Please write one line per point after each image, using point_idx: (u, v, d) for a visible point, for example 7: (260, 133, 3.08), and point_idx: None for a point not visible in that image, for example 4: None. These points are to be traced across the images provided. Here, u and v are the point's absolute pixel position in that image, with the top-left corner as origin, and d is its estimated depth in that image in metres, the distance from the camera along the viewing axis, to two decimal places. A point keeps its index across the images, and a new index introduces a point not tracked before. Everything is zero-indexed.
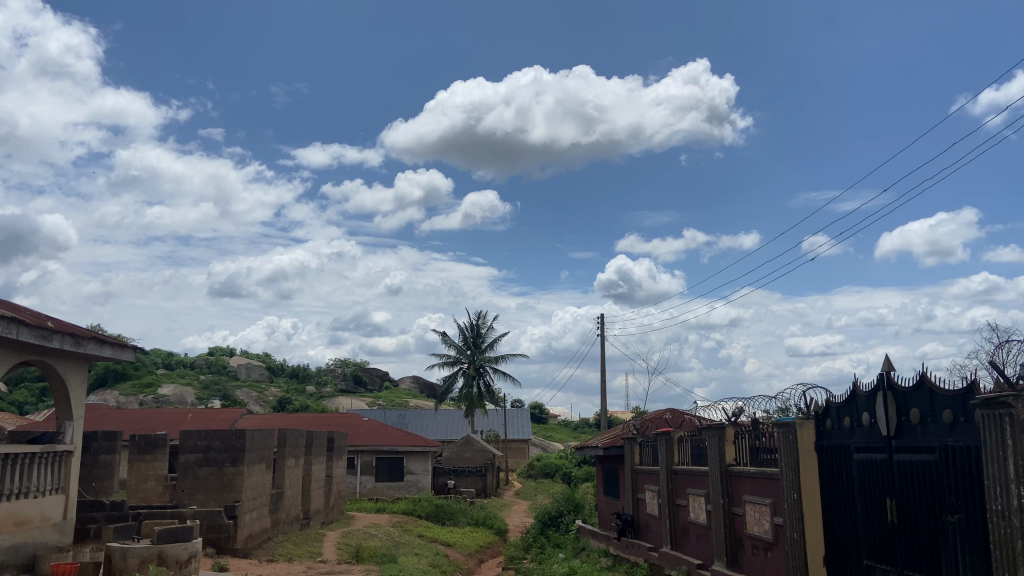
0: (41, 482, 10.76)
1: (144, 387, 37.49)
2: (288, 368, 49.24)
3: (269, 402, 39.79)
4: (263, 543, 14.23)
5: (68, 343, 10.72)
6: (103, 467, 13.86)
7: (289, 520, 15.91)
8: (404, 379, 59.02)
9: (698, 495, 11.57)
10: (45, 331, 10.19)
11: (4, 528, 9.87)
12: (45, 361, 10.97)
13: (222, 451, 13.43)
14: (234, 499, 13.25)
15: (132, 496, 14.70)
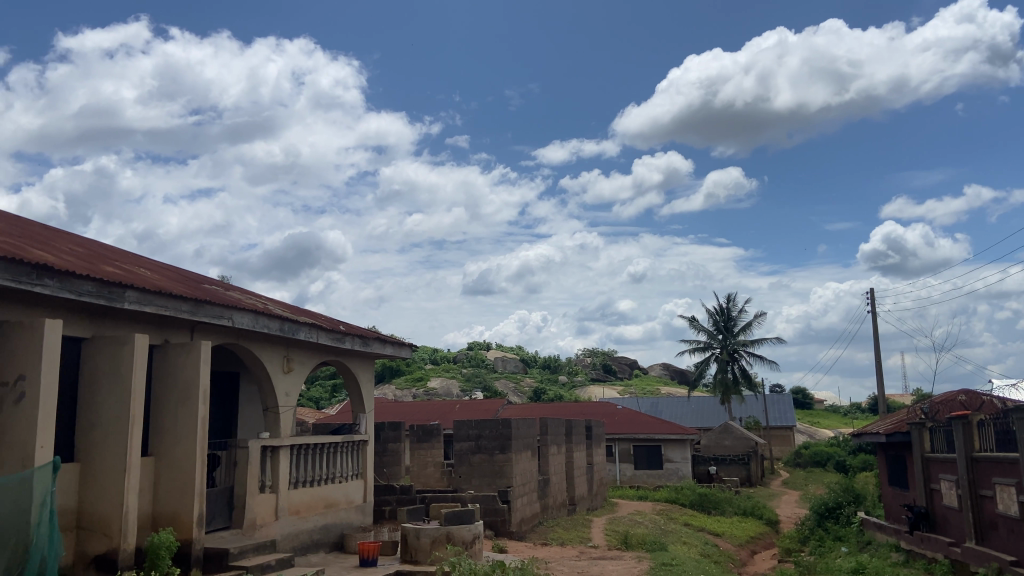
0: (343, 468, 12.11)
1: (416, 380, 41.01)
2: (542, 358, 51.07)
3: (527, 393, 41.55)
4: (535, 527, 14.87)
5: (357, 343, 11.95)
6: (391, 454, 15.33)
7: (557, 506, 16.48)
8: (655, 367, 58.63)
9: (1008, 485, 10.13)
10: (338, 334, 11.43)
11: (317, 510, 11.22)
12: (341, 361, 12.35)
13: (492, 439, 14.19)
14: (505, 484, 13.96)
15: (416, 480, 16.08)
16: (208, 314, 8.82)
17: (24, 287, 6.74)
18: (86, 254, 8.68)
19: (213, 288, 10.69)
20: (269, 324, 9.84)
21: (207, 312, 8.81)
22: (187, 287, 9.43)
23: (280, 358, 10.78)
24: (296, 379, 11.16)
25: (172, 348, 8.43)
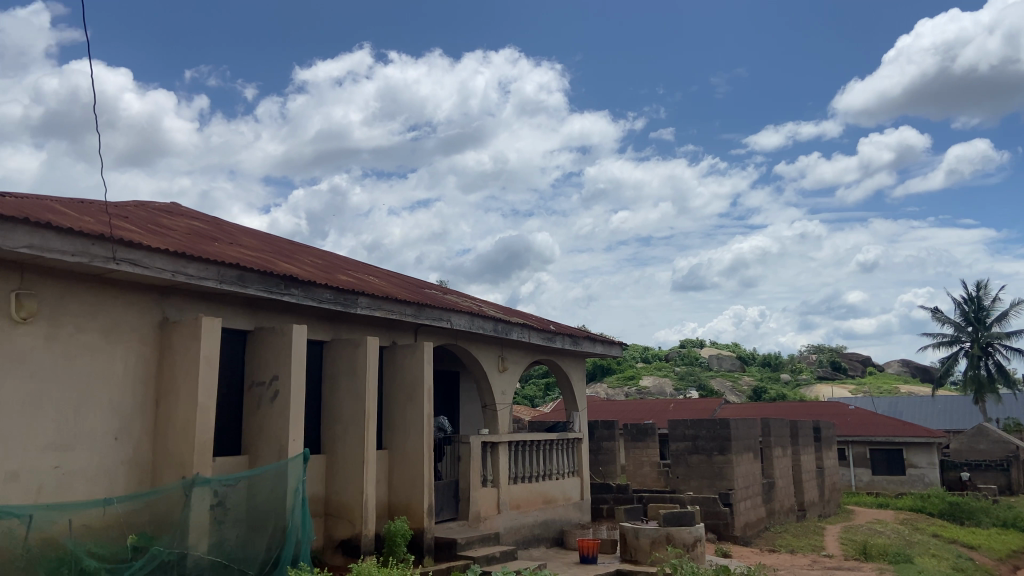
0: (560, 466, 12.31)
1: (629, 379, 40.85)
2: (761, 356, 48.72)
3: (746, 392, 39.84)
4: (761, 532, 14.18)
5: (568, 343, 12.09)
6: (606, 453, 15.36)
7: (784, 511, 15.59)
8: (890, 363, 53.70)
9: None
10: (549, 333, 11.64)
11: (536, 505, 11.48)
12: (553, 360, 12.58)
13: (710, 440, 13.73)
14: (727, 487, 13.45)
15: (632, 480, 15.97)
16: (429, 316, 9.34)
17: (275, 296, 7.56)
18: (324, 265, 9.55)
19: (433, 292, 11.32)
20: (484, 325, 10.23)
21: (428, 314, 9.34)
22: (410, 292, 10.07)
23: (495, 357, 11.18)
24: (511, 378, 11.51)
25: (398, 349, 9.04)
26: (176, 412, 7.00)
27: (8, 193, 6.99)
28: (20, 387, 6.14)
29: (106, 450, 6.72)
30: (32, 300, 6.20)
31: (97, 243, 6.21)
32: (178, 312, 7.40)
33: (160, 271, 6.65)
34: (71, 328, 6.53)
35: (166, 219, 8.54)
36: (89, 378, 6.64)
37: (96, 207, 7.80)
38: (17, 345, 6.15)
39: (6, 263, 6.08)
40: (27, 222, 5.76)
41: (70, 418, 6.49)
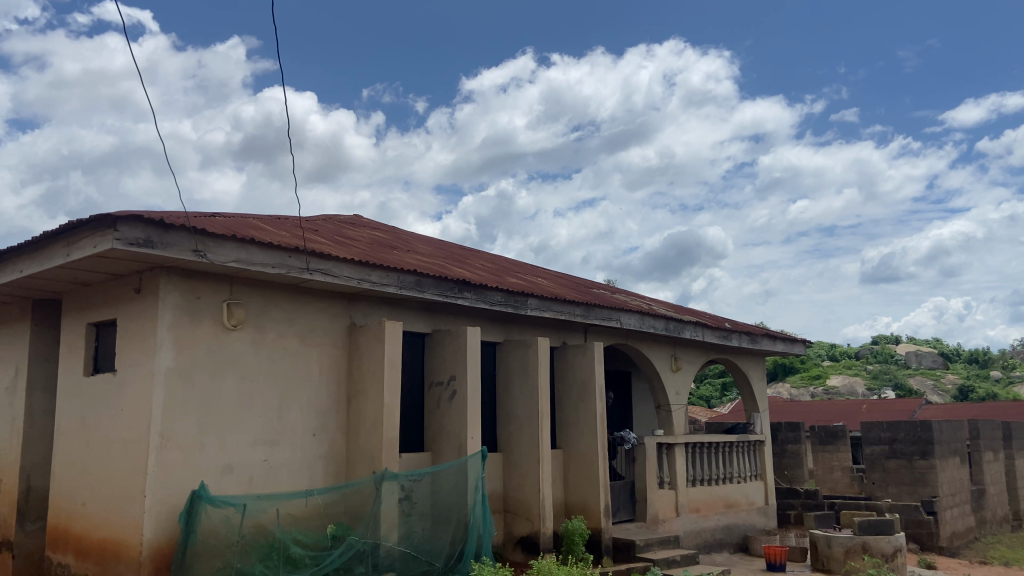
0: (741, 468, 11.85)
1: (814, 378, 38.64)
2: (966, 352, 44.32)
3: (949, 391, 36.40)
4: (972, 544, 12.90)
5: (746, 341, 11.61)
6: (791, 456, 14.61)
7: (999, 522, 14.09)
8: None
9: None
10: (724, 331, 11.23)
11: (718, 509, 11.12)
12: (729, 359, 12.14)
13: (909, 443, 12.69)
14: (930, 494, 12.36)
15: (822, 485, 15.08)
16: (599, 316, 9.32)
17: (451, 300, 7.85)
18: (495, 268, 9.80)
19: (602, 292, 11.29)
20: (656, 324, 10.06)
21: (598, 314, 9.33)
22: (579, 292, 10.10)
23: (669, 357, 10.96)
24: (686, 378, 11.24)
25: (569, 349, 9.09)
26: (366, 410, 7.44)
27: (218, 213, 7.77)
28: (234, 388, 6.79)
29: (306, 445, 7.27)
30: (241, 308, 6.85)
31: (292, 255, 6.75)
32: (364, 317, 7.89)
33: (347, 279, 7.11)
34: (273, 333, 7.13)
35: (351, 230, 9.12)
36: (290, 379, 7.23)
37: (291, 222, 8.49)
38: (229, 349, 6.81)
39: (219, 277, 6.75)
40: (234, 238, 6.37)
41: (276, 415, 7.08)
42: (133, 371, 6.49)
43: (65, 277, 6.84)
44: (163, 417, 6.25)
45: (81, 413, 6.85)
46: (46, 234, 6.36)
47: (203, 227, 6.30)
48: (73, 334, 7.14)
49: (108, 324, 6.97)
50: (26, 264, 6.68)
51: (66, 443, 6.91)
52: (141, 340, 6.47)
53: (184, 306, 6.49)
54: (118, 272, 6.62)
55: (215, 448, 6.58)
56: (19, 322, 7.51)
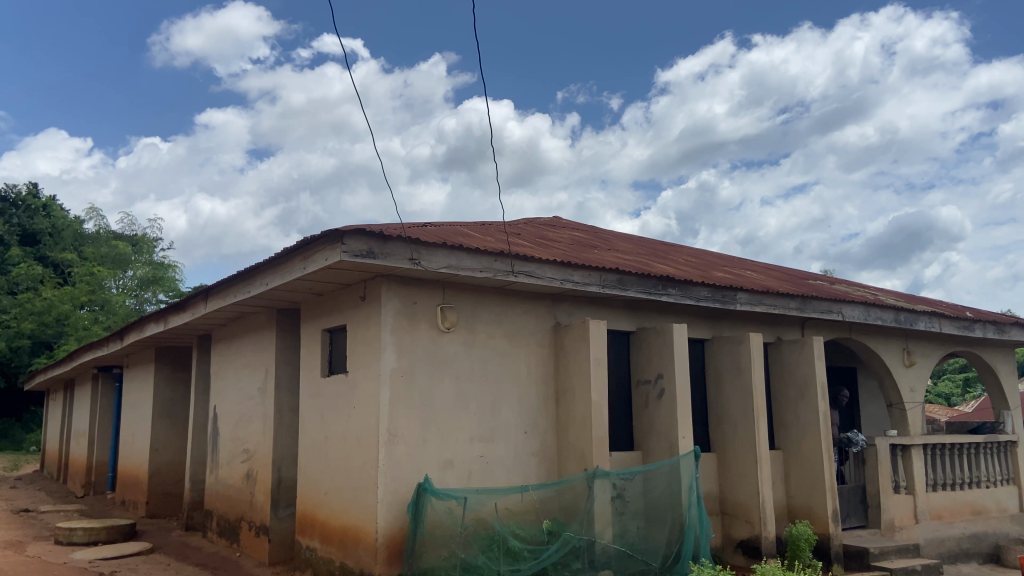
0: (991, 472, 10.59)
1: None
2: None
3: None
4: None
5: (991, 331, 10.35)
6: None
7: None
8: None
9: None
10: (965, 321, 10.08)
11: (964, 516, 10.01)
12: (972, 351, 10.89)
13: None
14: None
15: None
16: (817, 309, 8.73)
17: (655, 297, 7.73)
18: (700, 262, 9.52)
19: (818, 283, 10.58)
20: (882, 315, 9.24)
21: (815, 307, 8.74)
22: (793, 284, 9.54)
23: (899, 351, 10.04)
24: (920, 373, 10.23)
25: (784, 345, 8.61)
26: (574, 409, 7.52)
27: (428, 223, 8.22)
28: (451, 387, 7.15)
29: (519, 442, 7.49)
30: (453, 312, 7.20)
31: (498, 259, 6.97)
32: (568, 317, 7.99)
33: (551, 280, 7.23)
34: (484, 335, 7.42)
35: (552, 232, 9.27)
36: (501, 378, 7.48)
37: (495, 227, 8.78)
38: (445, 351, 7.17)
39: (432, 282, 7.14)
40: (444, 246, 6.69)
41: (489, 413, 7.36)
42: (361, 372, 7.03)
43: (301, 288, 7.55)
44: (389, 415, 6.71)
45: (320, 410, 7.54)
46: (285, 250, 7.07)
47: (417, 237, 6.69)
48: (311, 338, 7.87)
49: (339, 330, 7.61)
50: (270, 277, 7.47)
51: (309, 438, 7.63)
52: (368, 344, 7.00)
53: (403, 311, 6.93)
54: (345, 282, 7.21)
55: (436, 444, 6.97)
56: (266, 330, 8.41)
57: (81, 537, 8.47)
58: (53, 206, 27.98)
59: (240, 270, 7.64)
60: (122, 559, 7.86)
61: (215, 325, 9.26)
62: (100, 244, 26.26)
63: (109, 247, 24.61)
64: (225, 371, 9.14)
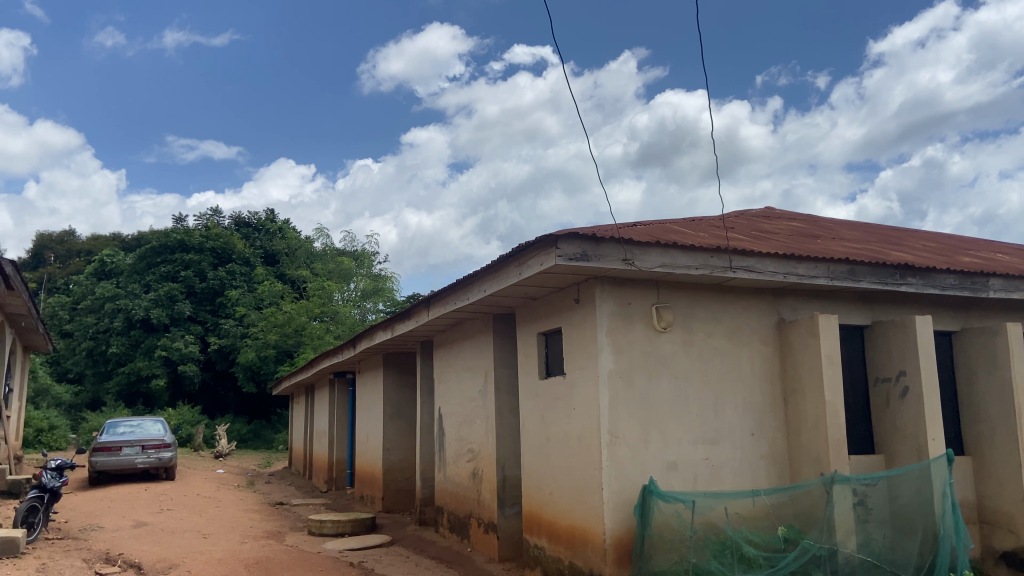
0: None
1: None
2: None
3: None
4: None
5: None
6: None
7: None
8: None
9: None
10: None
11: None
12: None
13: None
14: None
15: None
16: None
17: (891, 287, 7.14)
18: (940, 247, 8.65)
19: None
20: None
21: None
22: None
23: None
24: None
25: None
26: (805, 409, 7.13)
27: (637, 221, 8.13)
28: (670, 388, 7.02)
29: (745, 444, 7.21)
30: (669, 311, 7.06)
31: (715, 255, 6.74)
32: (794, 312, 7.58)
33: (772, 274, 6.89)
34: (703, 333, 7.22)
35: (767, 224, 8.84)
36: (723, 378, 7.24)
37: (706, 222, 8.52)
38: (662, 351, 7.05)
39: (647, 282, 7.04)
40: (659, 244, 6.58)
41: (712, 414, 7.15)
42: (579, 374, 7.09)
43: (516, 292, 7.76)
44: (610, 416, 6.70)
45: (540, 412, 7.70)
46: (501, 256, 7.29)
47: (629, 237, 6.62)
48: (527, 341, 8.05)
49: (554, 332, 7.71)
50: (487, 283, 7.74)
51: (531, 439, 7.82)
52: (584, 345, 7.03)
53: (618, 312, 6.88)
54: (559, 285, 7.28)
55: (658, 445, 6.88)
56: (483, 335, 8.74)
57: (330, 529, 9.30)
58: (287, 229, 31.07)
59: (459, 278, 8.00)
60: (367, 550, 8.54)
61: (436, 331, 9.78)
62: (327, 260, 28.80)
63: (337, 263, 27.05)
64: (447, 374, 9.64)
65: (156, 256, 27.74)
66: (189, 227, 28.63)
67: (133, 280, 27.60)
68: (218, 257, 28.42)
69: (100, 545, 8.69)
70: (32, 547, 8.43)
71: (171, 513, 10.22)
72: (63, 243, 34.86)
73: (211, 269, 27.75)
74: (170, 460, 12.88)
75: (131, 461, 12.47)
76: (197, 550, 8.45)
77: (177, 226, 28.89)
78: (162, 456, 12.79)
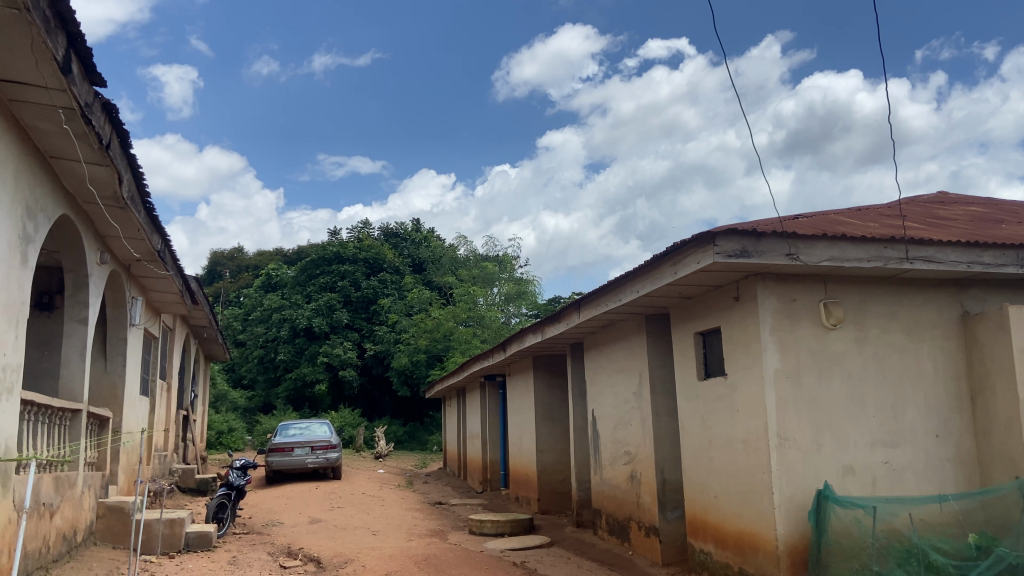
0: None
1: None
2: None
3: None
4: None
5: None
6: None
7: None
8: None
9: None
10: None
11: None
12: None
13: None
14: None
15: None
16: None
17: None
18: None
19: None
20: None
21: None
22: None
23: None
24: None
25: None
26: (997, 409, 6.60)
27: (799, 214, 7.78)
28: (843, 387, 6.66)
29: (930, 446, 6.73)
30: (839, 307, 6.69)
31: (889, 246, 6.35)
32: (979, 304, 7.06)
33: (956, 264, 6.43)
34: (877, 330, 6.81)
35: (943, 210, 8.21)
36: (901, 376, 6.80)
37: (873, 212, 8.04)
38: (833, 349, 6.71)
39: (813, 277, 6.72)
40: (826, 237, 6.25)
41: (891, 415, 6.72)
42: (742, 374, 6.86)
43: (671, 292, 7.61)
44: (778, 418, 6.45)
45: (700, 414, 7.52)
46: (655, 256, 7.16)
47: (793, 230, 6.33)
48: (684, 342, 7.88)
49: (713, 333, 7.49)
50: (640, 284, 7.64)
51: (692, 442, 7.66)
52: (747, 345, 6.79)
53: (782, 310, 6.61)
54: (717, 283, 7.06)
55: (833, 448, 6.54)
56: (637, 336, 8.65)
57: (491, 528, 9.50)
58: (431, 237, 32.17)
59: (612, 279, 7.95)
60: (528, 550, 8.66)
61: (587, 333, 9.78)
62: (471, 266, 29.56)
63: (480, 268, 27.76)
64: (600, 376, 9.62)
65: (316, 268, 29.68)
66: (343, 240, 30.30)
67: (296, 291, 29.54)
68: (370, 267, 29.88)
69: (282, 540, 9.32)
70: (223, 541, 9.17)
71: (342, 511, 10.81)
72: (233, 260, 37.85)
73: (365, 279, 29.25)
74: (337, 460, 13.63)
75: (303, 461, 13.32)
76: (369, 546, 8.88)
77: (332, 239, 30.64)
78: (329, 456, 13.56)
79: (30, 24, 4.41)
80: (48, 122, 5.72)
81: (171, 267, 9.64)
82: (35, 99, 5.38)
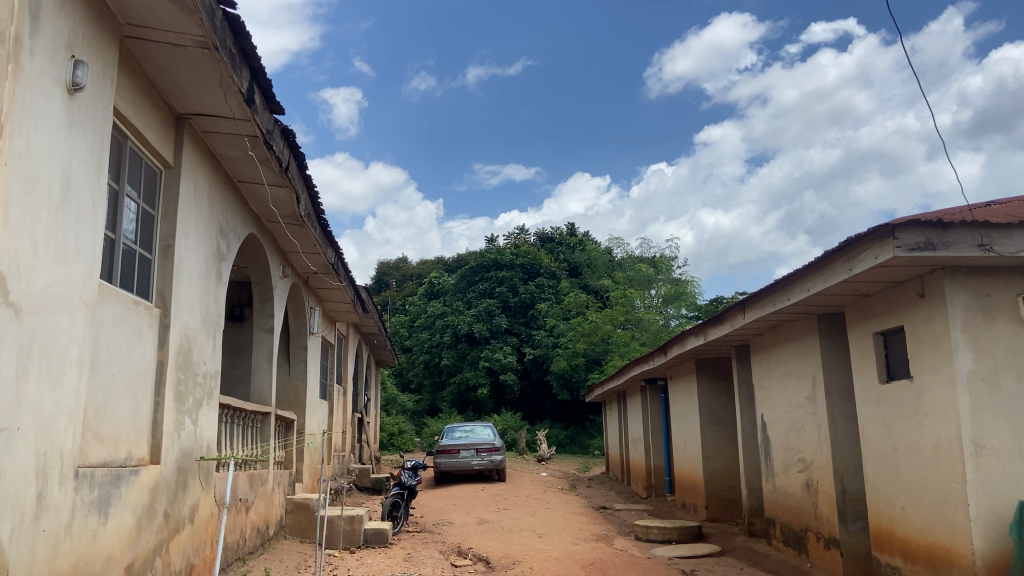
0: None
1: None
2: None
3: None
4: None
5: None
6: None
7: None
8: None
9: None
10: None
11: None
12: None
13: None
14: None
15: None
16: None
17: None
18: None
19: None
20: None
21: None
22: None
23: None
24: None
25: None
26: None
27: (990, 201, 7.08)
28: None
29: None
30: None
31: None
32: None
33: None
34: None
35: None
36: None
37: None
38: None
39: (1009, 269, 6.08)
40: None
41: None
42: (930, 377, 6.29)
43: (846, 290, 7.13)
44: (973, 423, 5.85)
45: (883, 419, 6.99)
46: (827, 252, 6.74)
47: (984, 218, 5.76)
48: (862, 343, 7.36)
49: (895, 332, 6.94)
50: (812, 282, 7.22)
51: (874, 450, 7.12)
52: (934, 344, 6.23)
53: (975, 305, 6.00)
54: (898, 279, 6.53)
55: None
56: (808, 337, 8.19)
57: (657, 535, 9.31)
58: (587, 241, 32.27)
59: (780, 278, 7.57)
60: (698, 559, 8.41)
61: (753, 335, 9.39)
62: (627, 268, 29.30)
63: (636, 270, 27.38)
64: (769, 380, 9.20)
65: (475, 275, 30.47)
66: (501, 247, 31.03)
67: (457, 298, 30.54)
68: (527, 273, 30.39)
69: (452, 539, 9.63)
70: (397, 538, 9.61)
71: (508, 513, 11.01)
72: (398, 269, 39.79)
73: (522, 284, 29.76)
74: (501, 462, 13.91)
75: (468, 463, 13.71)
76: (535, 548, 8.99)
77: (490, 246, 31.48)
78: (493, 458, 13.87)
79: (219, 62, 4.84)
80: (236, 150, 6.26)
81: (345, 279, 10.27)
82: (225, 129, 5.91)
